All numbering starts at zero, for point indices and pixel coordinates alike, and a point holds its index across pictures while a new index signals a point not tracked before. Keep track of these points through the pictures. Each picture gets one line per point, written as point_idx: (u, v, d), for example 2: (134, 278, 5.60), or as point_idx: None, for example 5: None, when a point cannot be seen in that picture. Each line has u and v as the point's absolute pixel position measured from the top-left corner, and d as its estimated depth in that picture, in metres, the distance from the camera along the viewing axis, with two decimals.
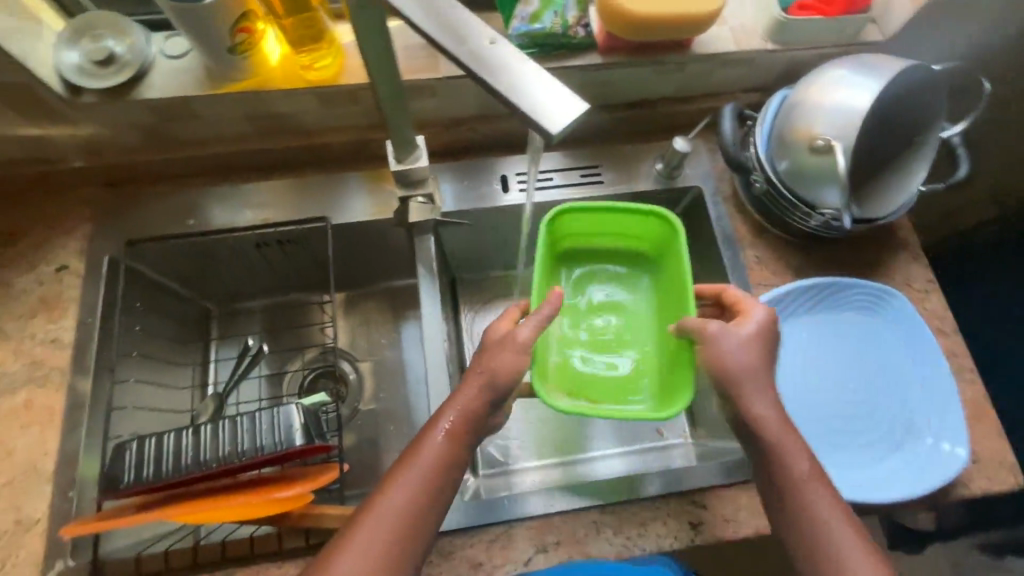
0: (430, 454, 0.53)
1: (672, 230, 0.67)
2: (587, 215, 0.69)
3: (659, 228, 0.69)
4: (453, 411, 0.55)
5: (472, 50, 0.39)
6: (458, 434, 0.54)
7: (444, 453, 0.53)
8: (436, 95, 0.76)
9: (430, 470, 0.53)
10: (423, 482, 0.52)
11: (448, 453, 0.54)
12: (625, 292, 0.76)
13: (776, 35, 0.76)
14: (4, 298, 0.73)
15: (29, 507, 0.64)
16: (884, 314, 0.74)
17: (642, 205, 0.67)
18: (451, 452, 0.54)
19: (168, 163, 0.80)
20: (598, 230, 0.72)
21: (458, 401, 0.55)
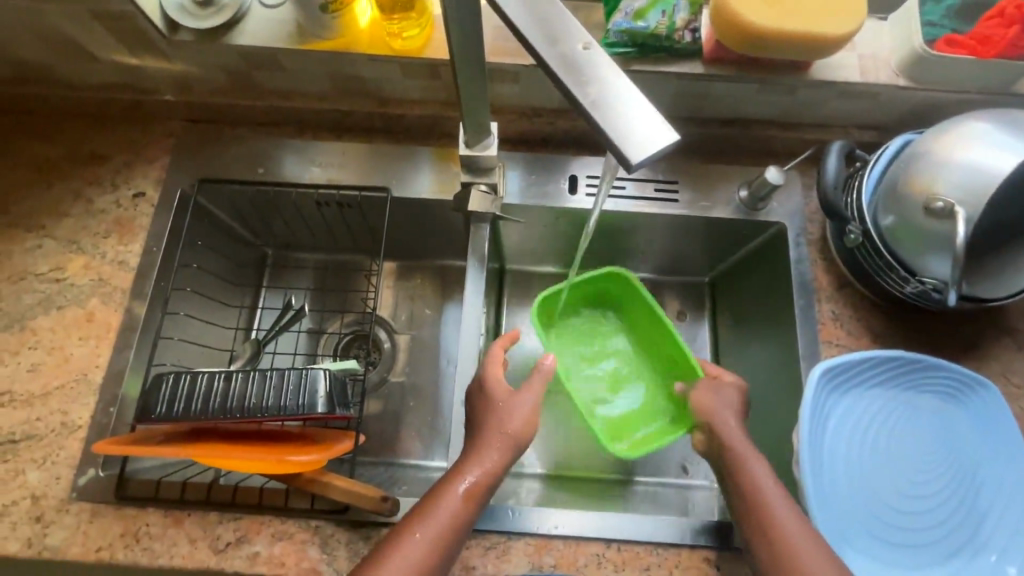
0: (445, 513, 0.53)
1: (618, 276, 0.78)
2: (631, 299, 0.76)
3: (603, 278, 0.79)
4: (476, 469, 0.56)
5: (561, 51, 0.35)
6: (477, 494, 0.55)
7: (460, 513, 0.53)
8: (519, 81, 0.73)
9: (442, 533, 0.52)
10: (441, 535, 0.52)
11: (463, 513, 0.54)
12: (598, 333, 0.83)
13: (910, 70, 0.66)
14: (84, 213, 0.78)
15: (74, 412, 0.69)
16: (967, 405, 0.66)
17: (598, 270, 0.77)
18: (465, 512, 0.54)
19: (249, 110, 0.82)
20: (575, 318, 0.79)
21: (478, 462, 0.56)
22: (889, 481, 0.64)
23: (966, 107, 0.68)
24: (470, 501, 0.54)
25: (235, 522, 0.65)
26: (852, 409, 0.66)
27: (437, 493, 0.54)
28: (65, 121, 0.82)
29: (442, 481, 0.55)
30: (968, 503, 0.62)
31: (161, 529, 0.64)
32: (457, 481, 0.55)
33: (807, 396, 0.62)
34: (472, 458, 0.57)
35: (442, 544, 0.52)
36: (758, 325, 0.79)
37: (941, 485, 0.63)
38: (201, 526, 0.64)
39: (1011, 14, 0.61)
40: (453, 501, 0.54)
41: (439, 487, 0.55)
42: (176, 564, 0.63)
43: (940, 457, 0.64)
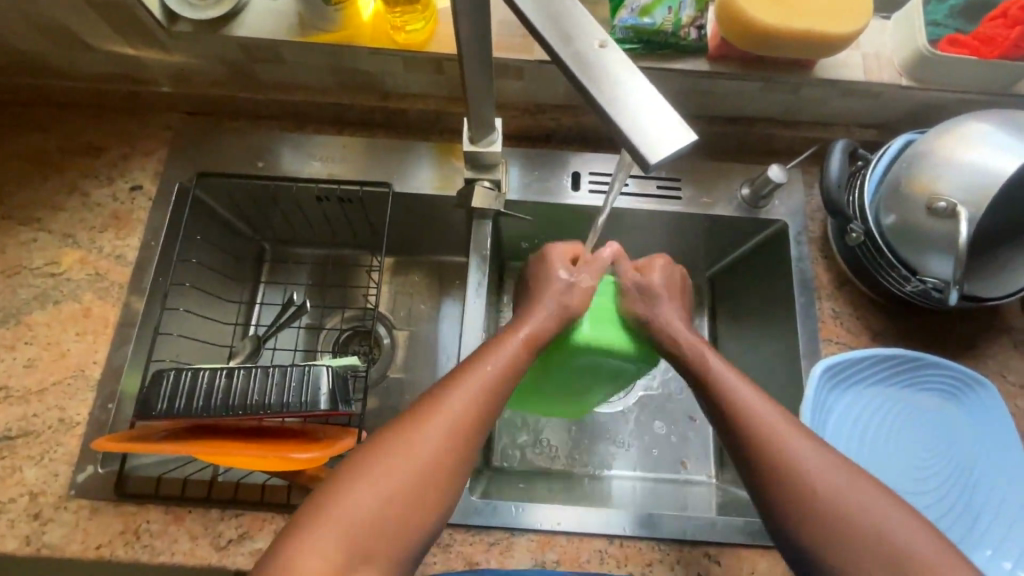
0: (457, 411, 0.51)
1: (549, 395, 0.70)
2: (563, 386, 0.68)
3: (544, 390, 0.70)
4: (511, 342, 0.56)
5: (576, 51, 0.35)
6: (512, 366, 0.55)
7: (510, 368, 0.55)
8: (522, 77, 0.72)
9: (458, 426, 0.50)
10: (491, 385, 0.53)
11: (481, 403, 0.52)
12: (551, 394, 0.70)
13: (913, 70, 0.67)
14: (80, 206, 0.76)
15: (72, 409, 0.68)
16: (963, 403, 0.67)
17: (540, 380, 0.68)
18: (515, 367, 0.55)
19: (247, 103, 0.80)
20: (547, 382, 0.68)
21: (500, 353, 0.55)
22: (887, 478, 0.64)
23: (966, 107, 0.69)
24: (486, 395, 0.52)
25: (236, 519, 0.64)
26: (852, 407, 0.67)
27: (448, 388, 0.52)
28: (59, 113, 0.81)
29: (448, 376, 0.53)
30: (963, 501, 0.63)
31: (162, 527, 0.64)
32: (501, 345, 0.56)
33: (809, 392, 0.63)
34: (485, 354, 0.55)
35: (457, 442, 0.50)
36: (759, 322, 0.79)
37: (937, 483, 0.64)
38: (203, 523, 0.64)
39: (1013, 15, 0.61)
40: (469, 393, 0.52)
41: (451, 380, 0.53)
42: (178, 561, 0.63)
43: (937, 454, 0.65)
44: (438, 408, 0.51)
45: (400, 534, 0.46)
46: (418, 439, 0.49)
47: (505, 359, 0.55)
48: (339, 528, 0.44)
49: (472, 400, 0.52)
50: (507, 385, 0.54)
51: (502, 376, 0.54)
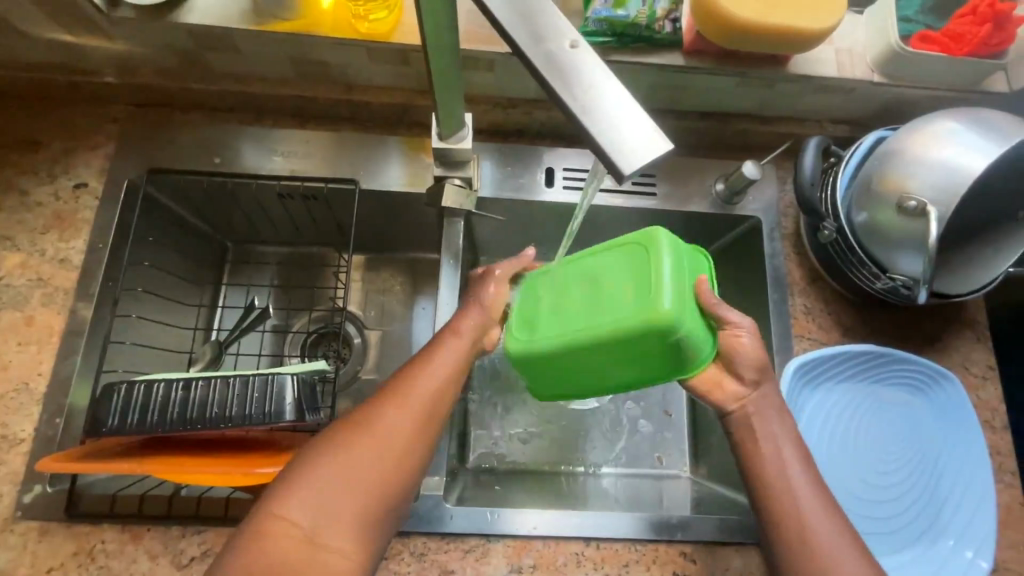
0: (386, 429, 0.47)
1: (561, 303, 0.57)
2: (585, 297, 0.56)
3: (562, 296, 0.57)
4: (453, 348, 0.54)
5: (547, 50, 0.32)
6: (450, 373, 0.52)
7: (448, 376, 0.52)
8: (493, 69, 0.70)
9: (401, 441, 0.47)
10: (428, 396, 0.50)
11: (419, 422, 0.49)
12: (564, 303, 0.57)
13: (884, 66, 0.67)
14: (18, 206, 0.71)
15: (15, 425, 0.64)
16: (929, 396, 0.68)
17: (575, 281, 0.57)
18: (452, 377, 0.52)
19: (201, 94, 0.75)
20: (579, 291, 0.57)
21: (432, 367, 0.52)
22: (857, 473, 0.65)
23: (936, 104, 0.70)
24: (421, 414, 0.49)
25: (199, 536, 0.62)
26: (823, 403, 0.67)
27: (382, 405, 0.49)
28: None
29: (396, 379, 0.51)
30: (928, 492, 0.65)
31: (118, 546, 0.61)
32: (440, 345, 0.54)
33: (783, 388, 0.63)
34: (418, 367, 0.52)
35: (389, 460, 0.46)
36: None
37: (904, 475, 0.66)
38: (163, 541, 0.61)
39: (983, 11, 0.61)
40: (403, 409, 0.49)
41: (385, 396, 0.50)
42: None
43: (903, 448, 0.67)
44: (367, 424, 0.47)
45: (321, 555, 0.43)
46: (345, 454, 0.46)
47: (415, 403, 0.49)
48: (257, 545, 0.42)
49: (405, 416, 0.48)
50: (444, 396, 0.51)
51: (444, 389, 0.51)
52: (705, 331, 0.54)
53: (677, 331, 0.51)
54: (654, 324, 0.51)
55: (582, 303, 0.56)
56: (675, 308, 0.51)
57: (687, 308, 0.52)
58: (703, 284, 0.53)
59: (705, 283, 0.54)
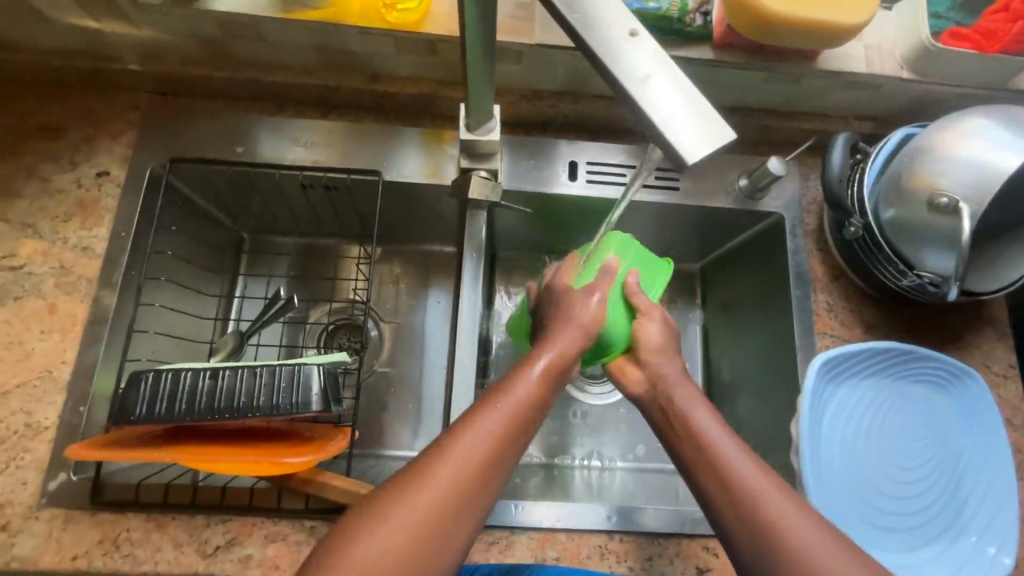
0: (443, 483, 0.42)
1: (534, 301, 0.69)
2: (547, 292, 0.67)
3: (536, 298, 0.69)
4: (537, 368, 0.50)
5: (605, 41, 0.32)
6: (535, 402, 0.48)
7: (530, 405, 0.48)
8: (521, 61, 0.69)
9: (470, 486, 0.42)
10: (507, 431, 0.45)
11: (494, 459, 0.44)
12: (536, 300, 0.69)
13: (914, 62, 0.66)
14: (40, 193, 0.71)
15: (40, 412, 0.63)
16: (950, 394, 0.68)
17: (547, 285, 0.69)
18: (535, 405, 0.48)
19: (223, 83, 0.75)
20: None
21: (493, 415, 0.46)
22: (879, 470, 0.66)
23: (964, 101, 0.70)
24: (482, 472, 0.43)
25: (224, 525, 0.62)
26: (846, 400, 0.67)
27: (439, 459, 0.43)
28: (11, 90, 0.74)
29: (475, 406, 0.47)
30: (950, 489, 0.65)
31: (143, 535, 0.61)
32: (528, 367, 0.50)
33: (807, 385, 0.63)
34: (485, 409, 0.46)
35: (444, 525, 0.41)
36: (752, 314, 0.79)
37: (926, 472, 0.66)
38: (188, 530, 0.61)
39: (1016, 9, 0.61)
40: (462, 461, 0.43)
41: (439, 449, 0.44)
42: (161, 571, 0.60)
43: (925, 445, 0.67)
44: (423, 481, 0.42)
45: None
46: (400, 518, 0.40)
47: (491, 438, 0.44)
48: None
49: (465, 474, 0.42)
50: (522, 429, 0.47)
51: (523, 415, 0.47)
52: (621, 313, 0.59)
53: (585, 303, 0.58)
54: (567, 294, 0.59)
55: None
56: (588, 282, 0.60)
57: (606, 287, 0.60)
58: (629, 276, 0.61)
59: (633, 277, 0.61)
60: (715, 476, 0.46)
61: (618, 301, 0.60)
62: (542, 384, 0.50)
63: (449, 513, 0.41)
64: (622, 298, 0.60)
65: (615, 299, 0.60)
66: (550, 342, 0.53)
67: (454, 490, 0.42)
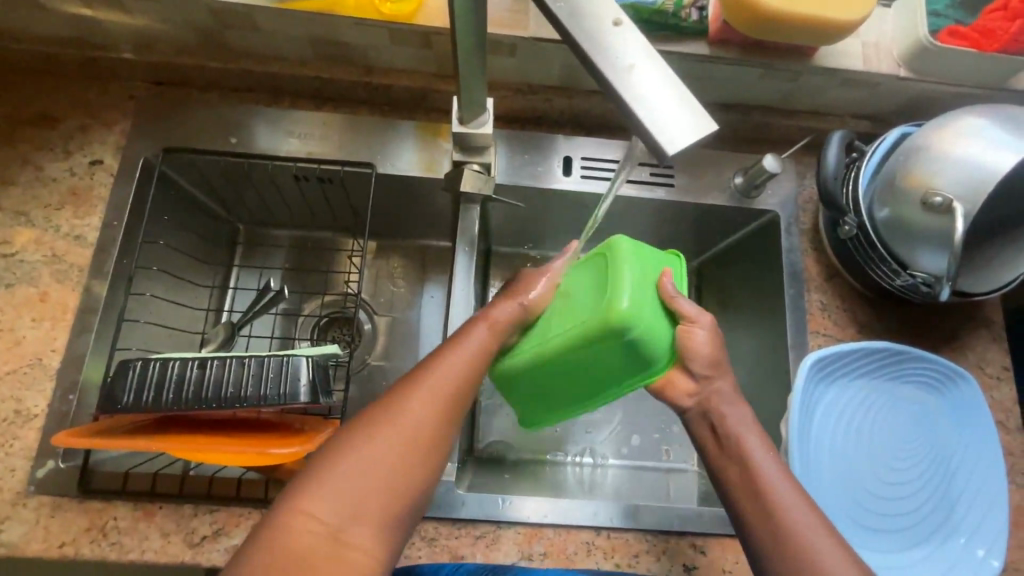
0: (404, 418, 0.46)
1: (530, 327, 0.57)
2: (554, 314, 0.56)
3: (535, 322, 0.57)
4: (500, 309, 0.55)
5: (588, 29, 0.32)
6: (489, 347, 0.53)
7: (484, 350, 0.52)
8: (515, 54, 0.69)
9: (425, 420, 0.46)
10: (460, 372, 0.50)
11: (451, 397, 0.48)
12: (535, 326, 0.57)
13: (912, 61, 0.66)
14: (34, 181, 0.71)
15: (29, 400, 0.63)
16: (944, 395, 0.68)
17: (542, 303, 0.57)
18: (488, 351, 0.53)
19: (219, 73, 0.75)
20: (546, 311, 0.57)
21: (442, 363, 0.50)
22: (870, 470, 0.65)
23: (961, 101, 0.69)
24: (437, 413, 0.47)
25: (211, 515, 0.62)
26: (838, 399, 0.67)
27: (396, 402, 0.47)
28: (5, 78, 0.74)
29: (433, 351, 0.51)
30: (940, 491, 0.65)
31: (131, 523, 0.61)
32: (481, 319, 0.55)
33: (798, 384, 0.63)
34: (443, 352, 0.51)
35: (407, 457, 0.45)
36: (745, 313, 0.79)
37: (917, 473, 0.65)
38: (175, 520, 0.61)
39: (1015, 7, 0.61)
40: (415, 404, 0.47)
41: (396, 395, 0.47)
42: (148, 560, 0.60)
43: (916, 446, 0.66)
44: (385, 421, 0.46)
45: (347, 545, 0.41)
46: (366, 452, 0.43)
47: (444, 378, 0.49)
48: (278, 545, 0.40)
49: (420, 416, 0.46)
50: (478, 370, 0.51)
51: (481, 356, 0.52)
52: (666, 323, 0.54)
53: (638, 324, 0.52)
54: (613, 321, 0.51)
55: (547, 321, 0.56)
56: (629, 302, 0.51)
57: (647, 299, 0.53)
58: (665, 279, 0.54)
59: (668, 278, 0.55)
60: (759, 503, 0.49)
61: (660, 311, 0.54)
62: (488, 340, 0.53)
63: (409, 446, 0.45)
64: (661, 305, 0.54)
65: (656, 308, 0.54)
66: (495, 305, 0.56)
67: (412, 428, 0.46)
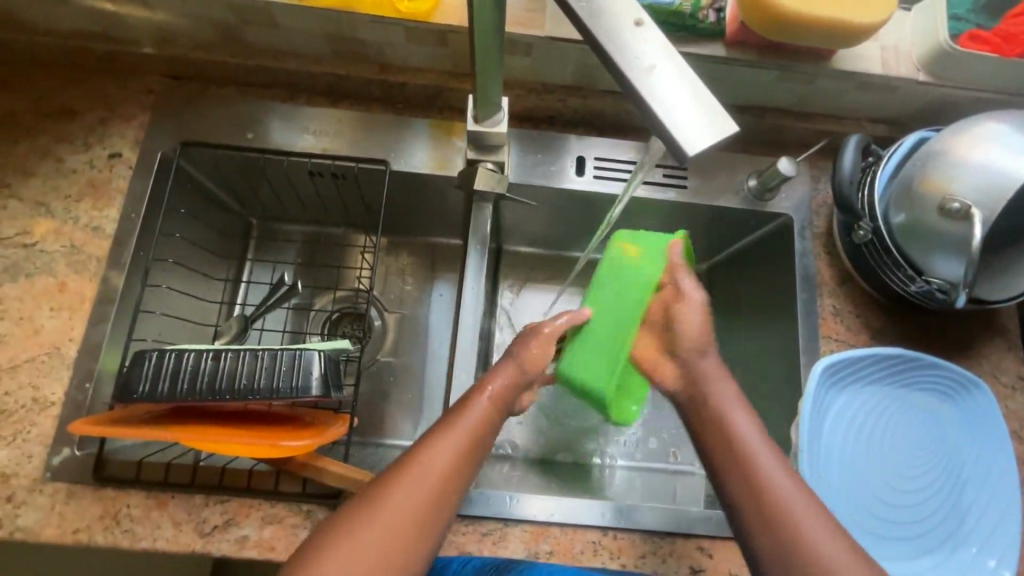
0: (386, 516, 0.45)
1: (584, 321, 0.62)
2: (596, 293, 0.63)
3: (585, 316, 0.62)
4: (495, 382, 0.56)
5: (608, 27, 0.32)
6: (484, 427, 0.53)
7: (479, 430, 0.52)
8: (531, 54, 0.69)
9: (410, 514, 0.46)
10: (451, 458, 0.49)
11: (440, 487, 0.48)
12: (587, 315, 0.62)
13: (931, 65, 0.65)
14: (54, 173, 0.72)
15: (46, 387, 0.65)
16: (958, 403, 0.67)
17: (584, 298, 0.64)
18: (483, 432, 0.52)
19: (236, 69, 0.76)
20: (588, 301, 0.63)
21: (430, 452, 0.49)
22: (881, 477, 0.65)
23: (980, 106, 0.68)
24: (422, 508, 0.46)
25: (222, 505, 0.63)
26: (850, 405, 0.66)
27: (380, 495, 0.46)
28: (28, 71, 0.75)
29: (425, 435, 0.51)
30: (952, 499, 0.64)
31: (143, 512, 0.62)
32: (476, 396, 0.55)
33: (810, 388, 0.63)
34: (434, 436, 0.51)
35: (387, 559, 0.44)
36: (756, 317, 0.79)
37: (928, 481, 0.65)
38: (186, 509, 0.62)
39: None
40: (398, 500, 0.46)
41: (381, 486, 0.47)
42: (159, 548, 0.60)
43: (929, 454, 0.66)
44: (368, 517, 0.45)
45: None
46: (346, 553, 0.43)
47: (434, 468, 0.48)
48: None
49: (403, 513, 0.45)
50: (473, 455, 0.51)
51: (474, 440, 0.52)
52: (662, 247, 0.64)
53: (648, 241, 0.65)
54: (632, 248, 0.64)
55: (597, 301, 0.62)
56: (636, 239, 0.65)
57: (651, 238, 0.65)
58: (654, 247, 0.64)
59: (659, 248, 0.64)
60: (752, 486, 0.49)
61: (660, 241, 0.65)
62: (487, 412, 0.54)
63: (390, 546, 0.44)
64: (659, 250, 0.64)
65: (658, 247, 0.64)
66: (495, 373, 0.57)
67: (393, 526, 0.45)
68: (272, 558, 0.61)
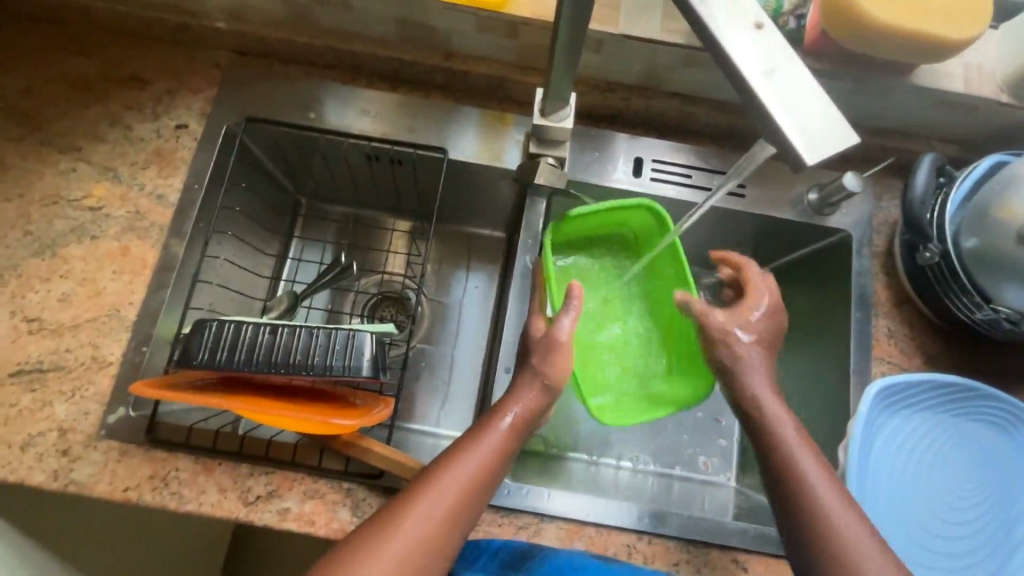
0: (416, 524, 0.46)
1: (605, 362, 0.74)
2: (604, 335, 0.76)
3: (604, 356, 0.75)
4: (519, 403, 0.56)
5: (733, 23, 0.32)
6: (509, 439, 0.54)
7: (504, 444, 0.53)
8: (601, 51, 0.69)
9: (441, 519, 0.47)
10: (477, 473, 0.50)
11: (469, 497, 0.49)
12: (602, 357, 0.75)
13: (1017, 87, 0.63)
14: (123, 140, 0.73)
15: (106, 347, 0.66)
16: (1012, 440, 0.65)
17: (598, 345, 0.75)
18: (508, 445, 0.54)
19: (304, 48, 0.77)
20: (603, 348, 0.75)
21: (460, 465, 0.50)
22: (927, 506, 0.63)
23: None
24: (435, 532, 0.46)
25: (265, 476, 0.64)
26: (900, 430, 0.65)
27: (393, 519, 0.46)
28: (103, 39, 0.77)
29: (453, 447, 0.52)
30: (1001, 537, 0.62)
31: (190, 476, 0.63)
32: (501, 415, 0.55)
33: (861, 411, 0.61)
34: (465, 447, 0.52)
35: None
36: (802, 333, 0.78)
37: (976, 517, 0.63)
38: (232, 477, 0.63)
39: None
40: (429, 510, 0.47)
41: (397, 507, 0.47)
42: (204, 512, 0.62)
43: (977, 489, 0.64)
44: (383, 538, 0.45)
45: None
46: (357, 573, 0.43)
47: (464, 478, 0.49)
48: None
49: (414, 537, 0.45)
50: (494, 469, 0.52)
51: (501, 449, 0.53)
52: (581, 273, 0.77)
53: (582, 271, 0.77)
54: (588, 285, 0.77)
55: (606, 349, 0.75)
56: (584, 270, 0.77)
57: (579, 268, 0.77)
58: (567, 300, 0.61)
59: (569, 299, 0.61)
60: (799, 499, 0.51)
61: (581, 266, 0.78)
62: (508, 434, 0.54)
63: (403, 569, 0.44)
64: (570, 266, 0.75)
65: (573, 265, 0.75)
66: (512, 400, 0.57)
67: (405, 552, 0.45)
68: (311, 532, 0.62)
